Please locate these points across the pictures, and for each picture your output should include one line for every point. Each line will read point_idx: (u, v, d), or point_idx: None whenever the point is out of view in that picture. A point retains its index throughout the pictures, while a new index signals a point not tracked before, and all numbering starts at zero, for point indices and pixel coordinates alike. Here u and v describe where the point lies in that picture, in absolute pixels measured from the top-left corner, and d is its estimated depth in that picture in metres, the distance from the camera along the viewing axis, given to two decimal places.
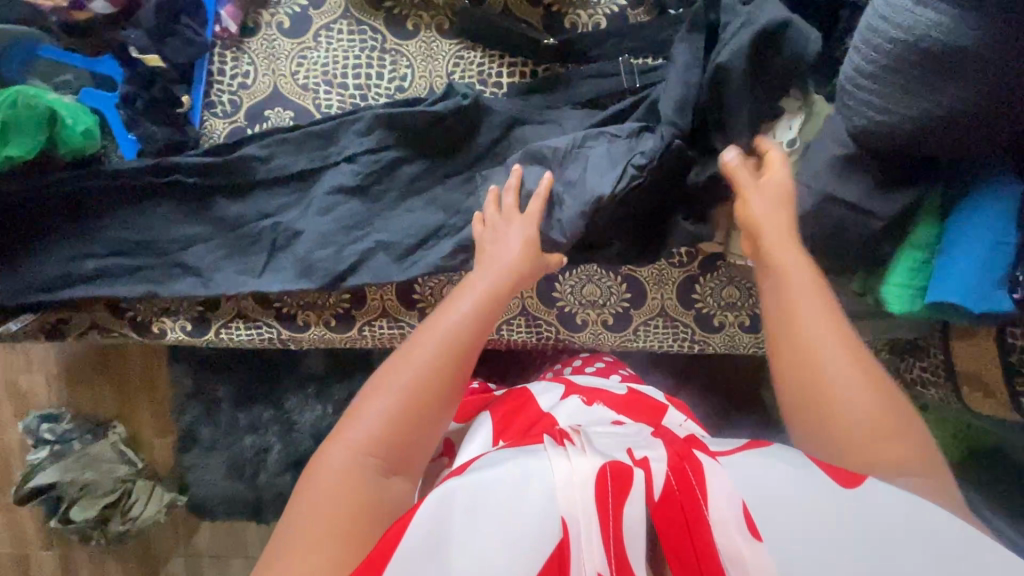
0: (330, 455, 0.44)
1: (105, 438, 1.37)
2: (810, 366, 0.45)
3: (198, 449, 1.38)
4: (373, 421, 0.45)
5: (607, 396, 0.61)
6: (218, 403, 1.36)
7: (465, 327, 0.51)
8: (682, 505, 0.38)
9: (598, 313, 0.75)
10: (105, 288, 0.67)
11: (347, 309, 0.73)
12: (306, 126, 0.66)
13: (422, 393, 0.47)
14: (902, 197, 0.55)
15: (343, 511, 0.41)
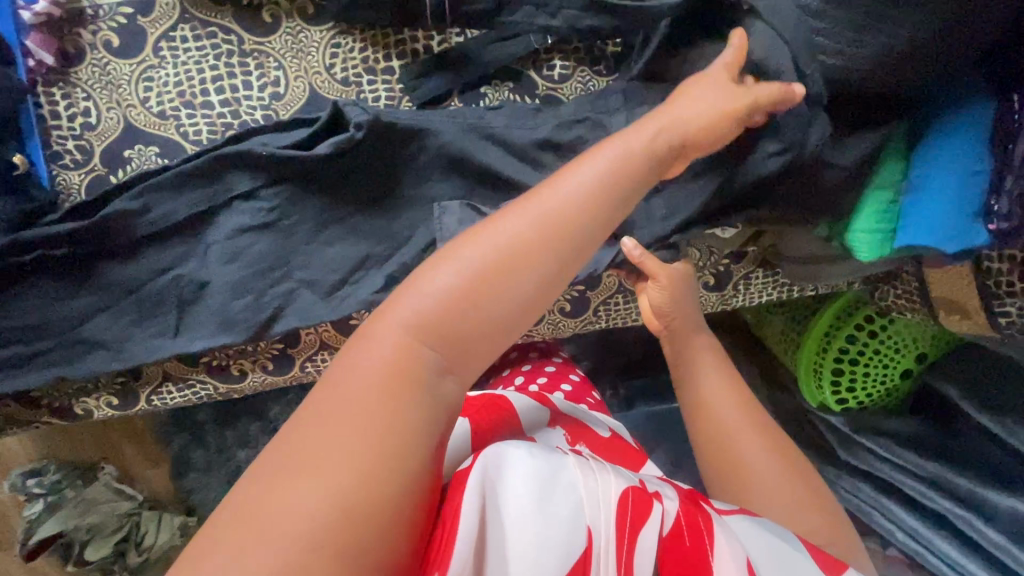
0: (376, 339, 0.36)
1: (97, 481, 1.35)
2: (722, 437, 0.56)
3: (194, 473, 1.37)
4: (430, 298, 0.37)
5: (587, 435, 0.59)
6: (203, 426, 1.35)
7: (547, 226, 0.40)
8: (687, 539, 0.39)
9: (553, 302, 0.69)
10: (3, 384, 0.60)
11: (285, 351, 0.67)
12: (178, 165, 0.57)
13: (493, 277, 0.38)
14: (865, 140, 0.49)
15: (369, 423, 0.32)
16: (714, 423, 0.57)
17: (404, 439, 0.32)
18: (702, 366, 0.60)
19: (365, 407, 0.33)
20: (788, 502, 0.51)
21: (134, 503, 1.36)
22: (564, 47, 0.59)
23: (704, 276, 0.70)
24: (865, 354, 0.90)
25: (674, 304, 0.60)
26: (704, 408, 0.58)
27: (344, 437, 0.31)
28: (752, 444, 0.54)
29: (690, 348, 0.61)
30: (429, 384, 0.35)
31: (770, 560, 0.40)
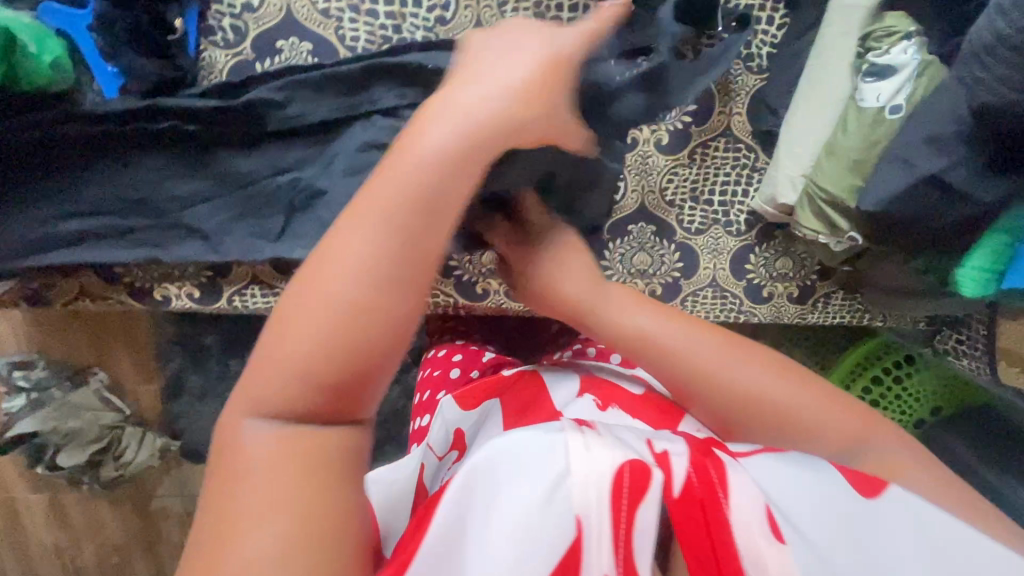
0: (255, 411, 0.32)
1: (87, 386, 1.29)
2: (751, 408, 0.45)
3: (186, 397, 1.33)
4: (304, 337, 0.31)
5: (624, 397, 0.52)
6: (208, 350, 1.32)
7: (439, 176, 0.34)
8: (705, 500, 0.34)
9: (646, 283, 0.69)
10: (92, 252, 0.58)
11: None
12: (328, 67, 0.56)
13: (369, 277, 0.32)
14: (1017, 181, 0.49)
15: (279, 494, 0.30)
16: (797, 411, 0.45)
17: (320, 496, 0.31)
18: (704, 354, 0.47)
19: (275, 478, 0.30)
20: (812, 414, 0.44)
21: (118, 416, 1.28)
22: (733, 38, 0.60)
23: (790, 286, 0.72)
24: (886, 398, 0.91)
25: (578, 296, 0.50)
26: (731, 392, 0.46)
27: (264, 488, 0.30)
28: (757, 376, 0.46)
29: (667, 346, 0.47)
30: (327, 411, 0.32)
31: (803, 510, 0.34)
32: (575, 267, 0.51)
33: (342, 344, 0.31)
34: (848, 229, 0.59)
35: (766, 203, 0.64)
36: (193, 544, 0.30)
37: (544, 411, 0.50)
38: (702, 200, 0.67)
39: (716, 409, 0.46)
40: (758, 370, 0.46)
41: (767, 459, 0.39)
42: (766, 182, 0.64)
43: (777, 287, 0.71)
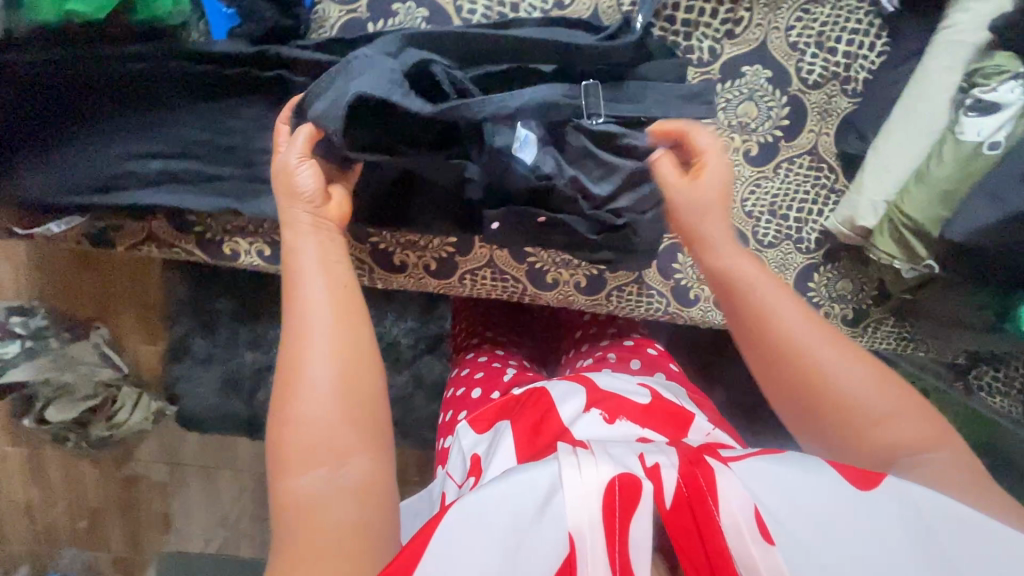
0: (294, 480, 0.53)
1: (88, 339, 1.35)
2: (809, 376, 0.55)
3: (190, 361, 1.39)
4: (307, 423, 0.55)
5: (627, 409, 0.76)
6: (216, 316, 1.36)
7: (328, 305, 0.59)
8: (692, 503, 0.48)
9: (713, 290, 0.77)
10: (168, 191, 0.71)
11: (454, 254, 0.78)
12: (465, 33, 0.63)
13: (349, 384, 0.57)
14: None
15: (331, 529, 0.51)
16: (860, 406, 0.54)
17: (352, 527, 0.52)
18: (790, 318, 0.57)
19: (325, 521, 0.51)
20: (907, 424, 0.54)
21: (116, 374, 1.37)
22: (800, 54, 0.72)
23: (847, 310, 0.76)
24: None
25: (729, 270, 0.61)
26: (803, 363, 0.56)
27: (319, 517, 0.52)
28: (845, 362, 0.55)
29: (764, 296, 0.58)
30: (334, 469, 0.54)
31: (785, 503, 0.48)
32: (719, 227, 0.63)
33: (337, 428, 0.55)
34: (926, 257, 0.65)
35: (842, 222, 0.70)
36: (271, 564, 0.50)
37: (550, 432, 0.73)
38: (780, 214, 0.75)
39: (783, 371, 0.56)
40: (847, 357, 0.56)
41: (763, 462, 0.52)
42: (845, 203, 0.70)
43: (834, 308, 0.77)
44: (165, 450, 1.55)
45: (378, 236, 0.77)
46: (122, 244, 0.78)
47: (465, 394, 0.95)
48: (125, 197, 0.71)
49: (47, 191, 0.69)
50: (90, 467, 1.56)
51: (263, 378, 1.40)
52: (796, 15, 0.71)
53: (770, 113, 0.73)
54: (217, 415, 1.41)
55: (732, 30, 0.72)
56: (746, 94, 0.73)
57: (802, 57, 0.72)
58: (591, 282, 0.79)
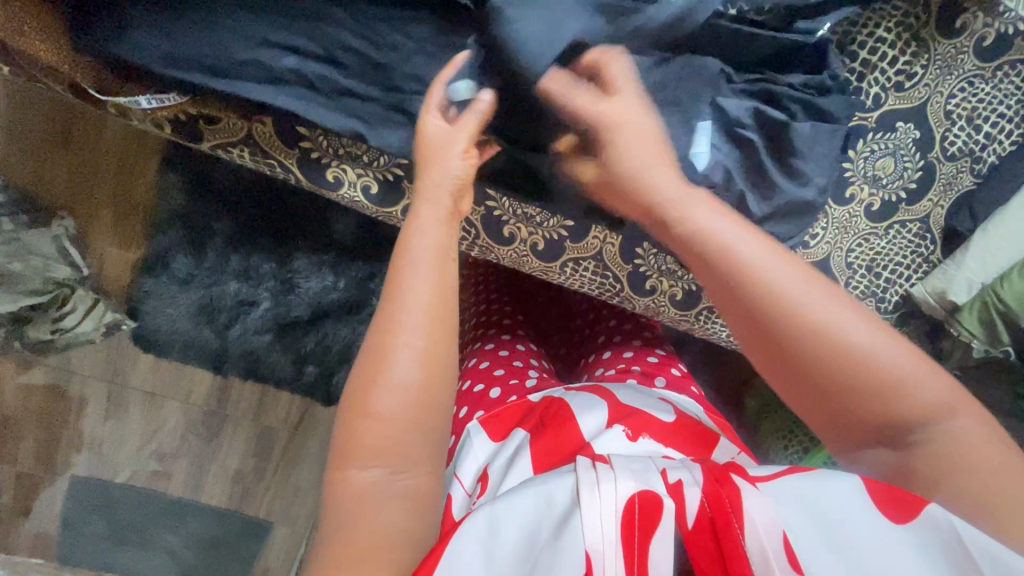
0: (352, 474, 0.49)
1: (46, 229, 1.18)
2: (823, 345, 0.49)
3: (167, 278, 1.24)
4: (387, 420, 0.50)
5: (651, 425, 0.65)
6: (209, 236, 1.24)
7: (428, 297, 0.53)
8: (716, 524, 0.44)
9: None
10: (294, 92, 0.63)
11: (567, 237, 0.74)
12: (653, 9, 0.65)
13: (434, 382, 0.51)
14: None
15: (375, 541, 0.47)
16: (873, 366, 0.48)
17: (401, 539, 0.48)
18: (781, 272, 0.51)
19: (369, 529, 0.47)
20: (924, 385, 0.48)
21: (73, 274, 1.19)
22: (957, 123, 0.72)
23: None
24: None
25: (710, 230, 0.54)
26: (804, 336, 0.49)
27: (364, 520, 0.48)
28: (849, 319, 0.49)
29: (745, 251, 0.52)
30: (390, 474, 0.49)
31: (818, 533, 0.42)
32: (634, 139, 0.59)
33: (407, 440, 0.50)
34: (1006, 342, 0.73)
35: (930, 292, 0.74)
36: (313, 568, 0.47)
37: (574, 441, 0.63)
38: (875, 270, 0.75)
39: (786, 351, 0.51)
40: (855, 315, 0.50)
41: (790, 479, 0.46)
42: (937, 273, 0.74)
43: None
44: (106, 368, 1.39)
45: (496, 202, 0.72)
46: (211, 140, 0.69)
47: (481, 391, 0.79)
48: (245, 88, 0.62)
49: (161, 60, 0.59)
50: (12, 366, 1.37)
51: (243, 313, 1.28)
52: (961, 85, 0.71)
53: (903, 173, 0.73)
54: (185, 340, 1.28)
55: (902, 83, 0.71)
56: (890, 149, 0.72)
57: (950, 128, 0.72)
58: (687, 297, 0.76)
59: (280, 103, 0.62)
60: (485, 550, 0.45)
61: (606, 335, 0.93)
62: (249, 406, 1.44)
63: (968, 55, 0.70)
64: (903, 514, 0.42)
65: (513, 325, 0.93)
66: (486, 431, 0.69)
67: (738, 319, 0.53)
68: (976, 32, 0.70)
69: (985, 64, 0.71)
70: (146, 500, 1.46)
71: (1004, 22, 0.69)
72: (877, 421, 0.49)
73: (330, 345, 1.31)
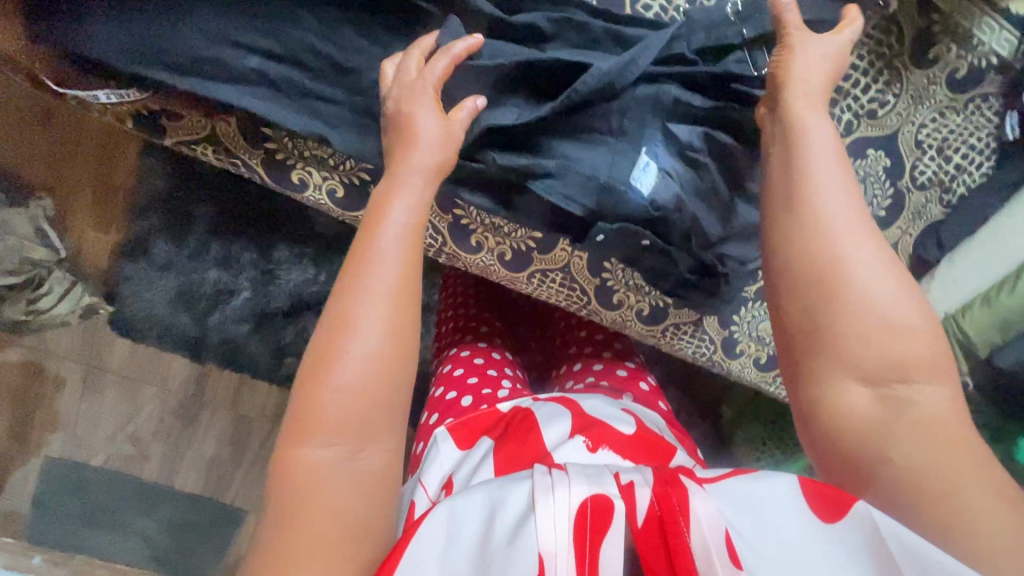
0: (304, 451, 0.48)
1: (24, 209, 1.17)
2: (842, 261, 0.52)
3: (145, 264, 1.23)
4: (347, 392, 0.49)
5: (612, 438, 0.65)
6: (189, 223, 1.23)
7: (394, 275, 0.54)
8: (664, 523, 0.45)
9: (759, 348, 0.77)
10: (256, 92, 0.62)
11: (536, 249, 0.73)
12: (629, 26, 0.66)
13: (394, 358, 0.52)
14: None
15: (326, 526, 0.46)
16: (881, 307, 0.51)
17: (352, 517, 0.47)
18: (829, 195, 0.55)
19: (321, 513, 0.46)
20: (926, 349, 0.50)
21: (50, 255, 1.18)
22: (928, 152, 0.73)
23: None
24: None
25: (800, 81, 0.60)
26: (830, 250, 0.53)
27: (326, 497, 0.47)
28: (883, 264, 0.53)
29: (807, 168, 0.57)
30: (349, 452, 0.49)
31: (757, 532, 0.43)
32: (811, 73, 0.60)
33: (365, 417, 0.50)
34: None
35: None
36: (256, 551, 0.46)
37: (536, 451, 0.62)
38: None
39: (818, 255, 0.53)
40: (888, 265, 0.53)
41: (737, 483, 0.47)
42: None
43: None
44: (84, 350, 1.38)
45: (463, 211, 0.71)
46: (172, 137, 0.68)
47: (453, 399, 0.79)
48: (205, 88, 0.61)
49: (119, 56, 0.59)
50: None
51: (221, 302, 1.27)
52: (933, 115, 0.72)
53: (873, 200, 0.73)
54: (160, 327, 1.28)
55: (874, 110, 0.71)
56: (860, 176, 0.72)
57: (921, 157, 0.73)
58: (653, 312, 0.76)
59: (240, 104, 0.62)
60: (442, 553, 0.44)
61: (578, 345, 0.93)
62: (227, 394, 1.44)
63: (938, 86, 0.71)
64: (830, 514, 0.43)
65: (489, 332, 0.93)
66: (453, 439, 0.69)
67: (790, 209, 0.56)
68: (949, 63, 0.70)
69: (957, 95, 0.71)
70: (119, 484, 1.45)
71: (976, 55, 0.70)
72: (864, 356, 0.50)
73: (309, 337, 1.30)
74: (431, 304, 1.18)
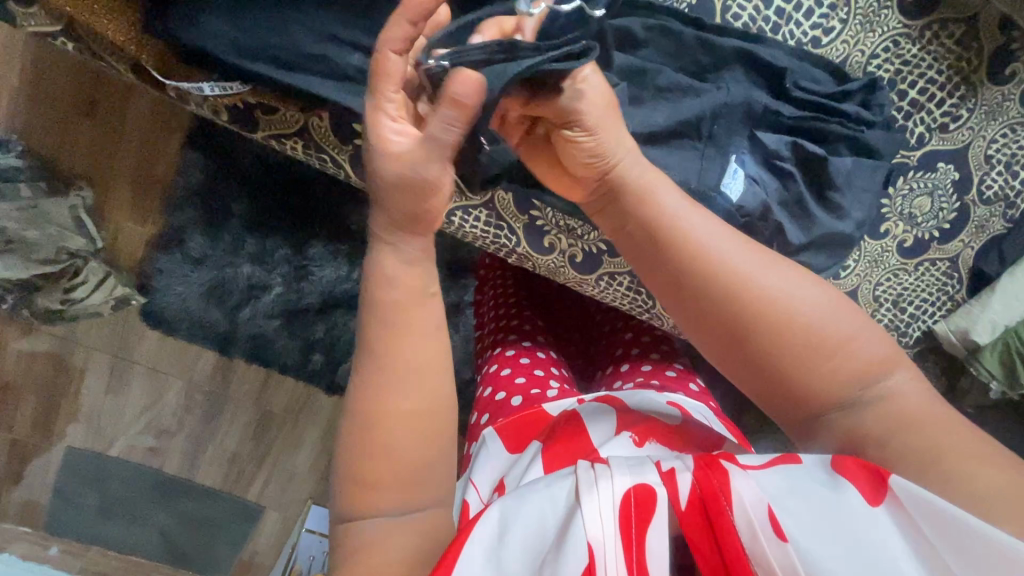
0: (365, 523, 0.49)
1: (65, 198, 1.17)
2: (743, 295, 0.51)
3: (181, 256, 1.23)
4: (390, 462, 0.49)
5: (663, 434, 0.65)
6: (228, 218, 1.23)
7: (409, 340, 0.50)
8: (707, 505, 0.44)
9: None
10: (355, 89, 0.63)
11: (605, 251, 0.74)
12: (721, 35, 0.68)
13: (428, 418, 0.50)
14: None
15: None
16: (791, 319, 0.50)
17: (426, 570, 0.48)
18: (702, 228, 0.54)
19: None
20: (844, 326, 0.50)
21: (87, 246, 1.17)
22: (997, 167, 0.74)
23: None
24: None
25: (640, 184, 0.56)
26: (733, 292, 0.51)
27: (395, 558, 0.48)
28: (767, 272, 0.52)
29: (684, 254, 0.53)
30: (407, 511, 0.49)
31: (805, 512, 0.42)
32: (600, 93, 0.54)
33: (415, 475, 0.50)
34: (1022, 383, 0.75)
35: (954, 331, 0.75)
36: None
37: (585, 449, 0.64)
38: (902, 305, 0.76)
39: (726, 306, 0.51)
40: (767, 268, 0.52)
41: (779, 468, 0.46)
42: (960, 312, 0.75)
43: None
44: (110, 340, 1.38)
45: (539, 212, 0.72)
46: (265, 129, 0.70)
47: (502, 399, 0.79)
48: (307, 83, 0.62)
49: (229, 49, 0.59)
50: (13, 331, 1.36)
51: (254, 297, 1.27)
52: (1004, 131, 0.73)
53: (938, 213, 0.74)
54: (193, 320, 1.27)
55: (947, 125, 0.73)
56: (928, 189, 0.74)
57: (989, 172, 0.74)
58: None
59: (336, 101, 0.63)
60: (492, 552, 0.45)
61: (623, 346, 0.94)
62: (251, 389, 1.44)
63: (1014, 102, 0.72)
64: (871, 496, 0.43)
65: (532, 330, 0.93)
66: (503, 442, 0.70)
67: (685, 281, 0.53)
68: None
69: None
70: (139, 477, 1.45)
71: None
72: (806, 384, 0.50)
73: (340, 334, 1.31)
74: (466, 304, 1.18)
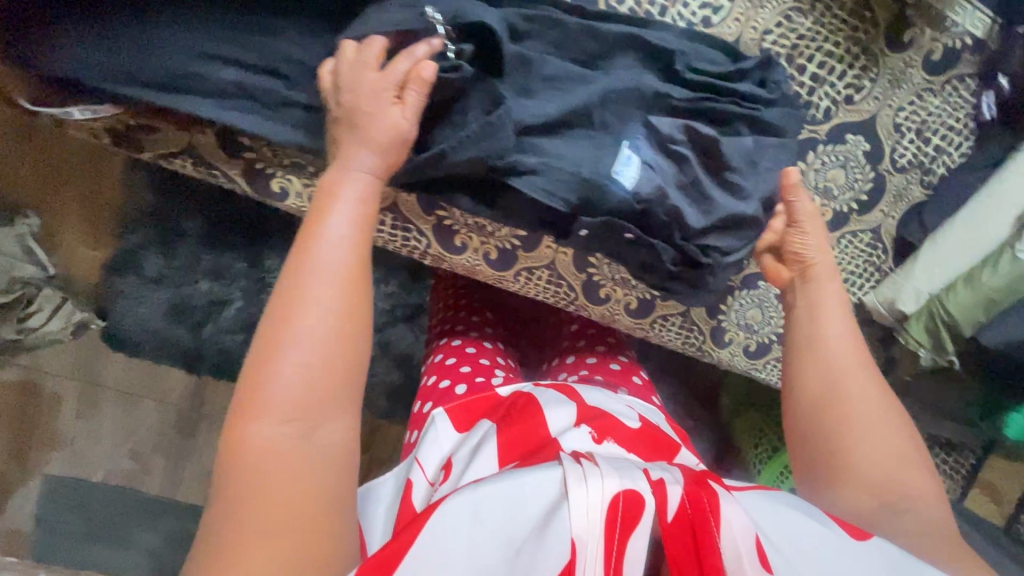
0: (251, 429, 0.48)
1: (10, 227, 1.16)
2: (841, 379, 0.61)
3: (137, 278, 1.23)
4: (295, 374, 0.50)
5: (616, 429, 0.64)
6: (179, 237, 1.23)
7: (335, 262, 0.54)
8: (695, 525, 0.45)
9: (747, 337, 0.81)
10: (233, 102, 0.63)
11: (520, 246, 0.74)
12: (609, 21, 0.68)
13: (342, 336, 0.52)
14: None
15: (281, 500, 0.46)
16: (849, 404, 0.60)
17: (310, 489, 0.47)
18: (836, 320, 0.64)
19: (275, 492, 0.46)
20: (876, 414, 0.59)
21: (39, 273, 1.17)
22: (910, 133, 0.76)
23: None
24: None
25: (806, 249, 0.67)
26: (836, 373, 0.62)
27: (281, 473, 0.47)
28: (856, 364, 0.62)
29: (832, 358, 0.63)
30: (304, 430, 0.49)
31: (787, 542, 0.46)
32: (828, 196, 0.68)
33: (317, 395, 0.50)
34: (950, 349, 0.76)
35: (882, 301, 0.78)
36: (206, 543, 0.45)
37: (538, 436, 0.63)
38: None
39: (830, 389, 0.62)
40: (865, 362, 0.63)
41: (759, 500, 0.50)
42: (888, 282, 0.78)
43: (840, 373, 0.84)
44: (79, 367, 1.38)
45: (446, 212, 0.72)
46: (151, 149, 0.70)
47: (446, 387, 0.79)
48: (185, 102, 0.62)
49: (90, 73, 0.60)
50: None
51: (215, 313, 1.26)
52: (912, 98, 0.75)
53: (853, 185, 0.76)
54: (156, 341, 1.26)
55: (851, 96, 0.74)
56: (839, 161, 0.75)
57: (900, 139, 0.76)
58: (641, 305, 0.78)
59: (224, 116, 0.63)
60: (468, 531, 0.44)
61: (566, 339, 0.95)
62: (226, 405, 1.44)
63: (916, 68, 0.74)
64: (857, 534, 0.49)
65: (481, 323, 0.94)
66: (453, 423, 0.69)
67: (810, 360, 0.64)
68: (924, 46, 0.74)
69: (933, 77, 0.75)
70: None
71: (950, 37, 0.73)
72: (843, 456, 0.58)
73: None
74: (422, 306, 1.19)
